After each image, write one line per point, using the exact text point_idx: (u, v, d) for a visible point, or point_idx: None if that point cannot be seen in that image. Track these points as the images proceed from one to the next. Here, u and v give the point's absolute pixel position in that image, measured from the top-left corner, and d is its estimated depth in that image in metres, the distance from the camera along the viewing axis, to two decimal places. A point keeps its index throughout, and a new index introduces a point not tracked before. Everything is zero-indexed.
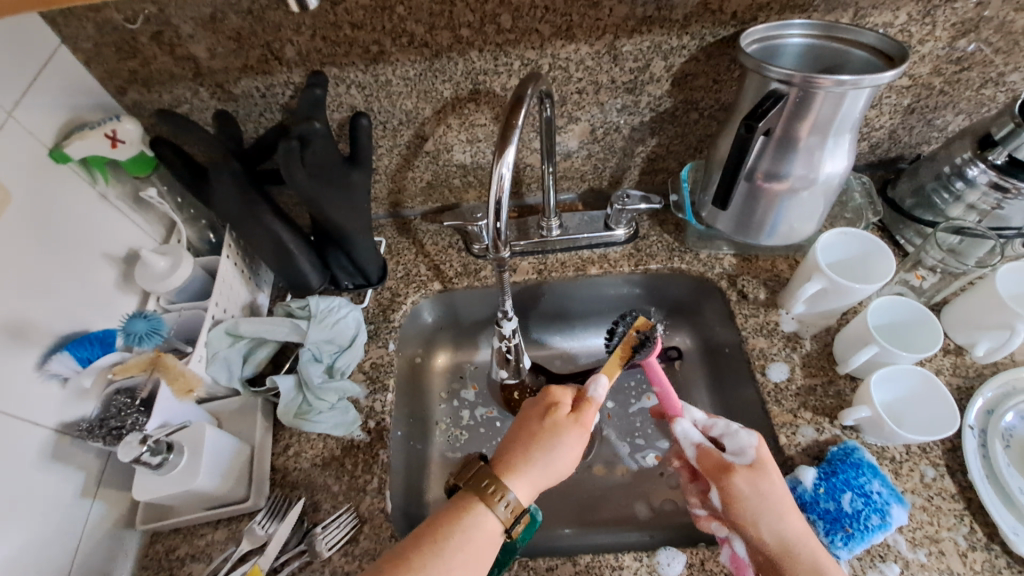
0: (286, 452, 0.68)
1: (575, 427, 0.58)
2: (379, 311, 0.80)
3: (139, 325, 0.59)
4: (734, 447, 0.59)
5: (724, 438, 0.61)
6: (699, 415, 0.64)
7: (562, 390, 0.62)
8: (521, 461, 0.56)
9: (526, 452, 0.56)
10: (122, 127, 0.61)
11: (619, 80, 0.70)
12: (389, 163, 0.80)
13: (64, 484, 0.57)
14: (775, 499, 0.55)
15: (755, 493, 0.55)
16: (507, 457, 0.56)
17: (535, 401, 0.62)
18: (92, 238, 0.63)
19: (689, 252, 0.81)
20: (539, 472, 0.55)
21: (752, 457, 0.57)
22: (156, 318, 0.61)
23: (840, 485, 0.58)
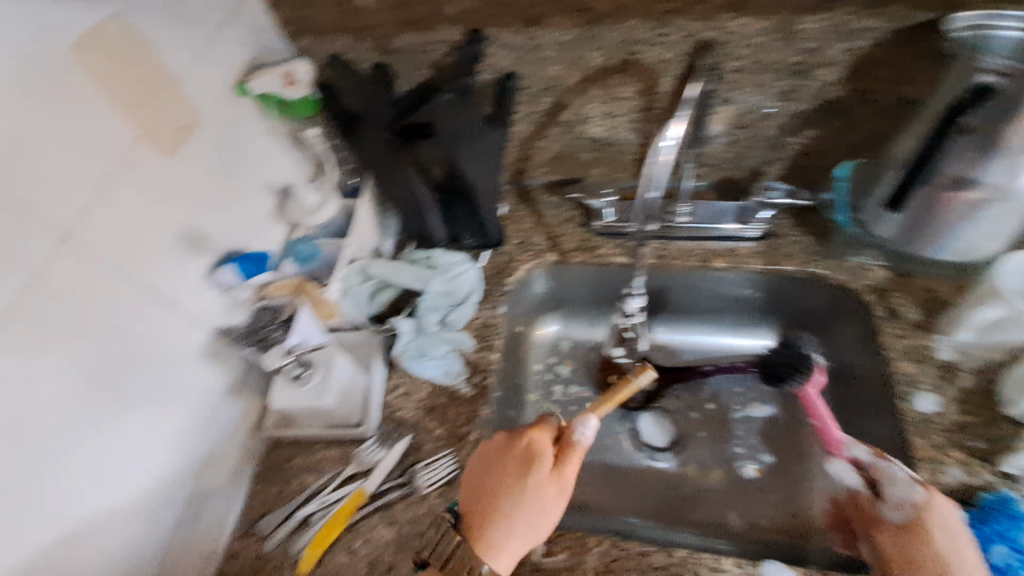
0: (396, 391, 0.72)
1: (546, 483, 0.55)
2: (493, 274, 0.81)
3: (304, 249, 0.69)
4: (893, 500, 0.55)
5: (884, 483, 0.57)
6: (863, 452, 0.62)
7: (541, 434, 0.58)
8: (478, 517, 0.54)
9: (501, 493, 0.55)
10: (298, 69, 0.67)
11: (785, 61, 0.65)
12: (523, 130, 0.80)
13: (212, 379, 0.64)
14: (935, 563, 0.50)
15: (903, 555, 0.52)
16: (485, 494, 0.56)
17: (500, 444, 0.58)
18: (257, 168, 0.69)
19: (832, 258, 0.74)
20: (520, 523, 0.53)
21: (910, 514, 0.53)
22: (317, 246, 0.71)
23: (992, 536, 0.52)
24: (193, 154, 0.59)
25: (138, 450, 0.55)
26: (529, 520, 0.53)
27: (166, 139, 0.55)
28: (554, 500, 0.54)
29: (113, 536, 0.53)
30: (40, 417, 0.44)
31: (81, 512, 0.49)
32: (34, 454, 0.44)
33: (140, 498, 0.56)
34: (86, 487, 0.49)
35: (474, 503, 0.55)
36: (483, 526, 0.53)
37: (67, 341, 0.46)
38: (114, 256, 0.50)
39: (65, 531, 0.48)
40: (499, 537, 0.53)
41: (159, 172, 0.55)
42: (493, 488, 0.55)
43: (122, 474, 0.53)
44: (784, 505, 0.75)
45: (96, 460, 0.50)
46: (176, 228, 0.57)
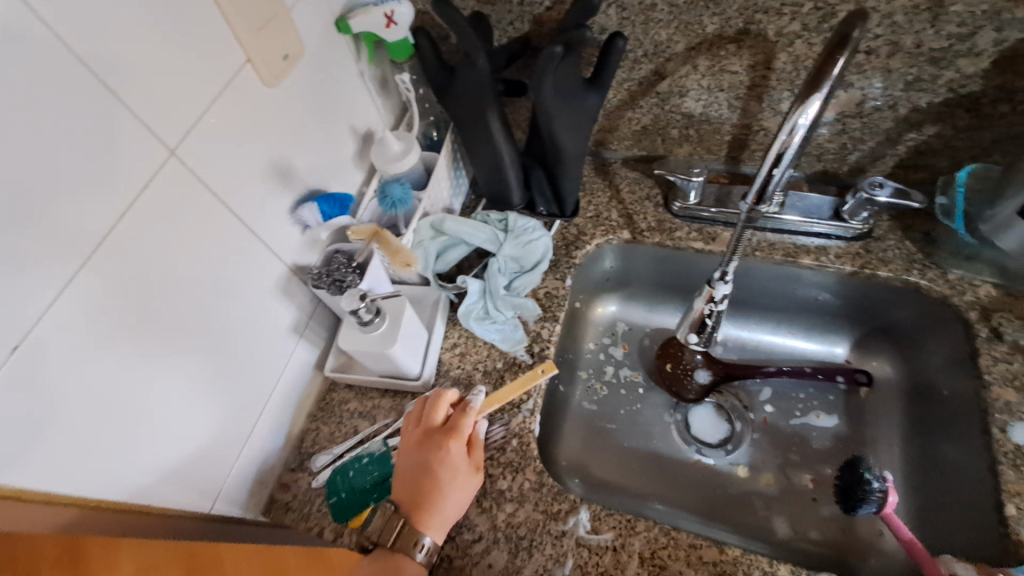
0: (454, 349, 0.71)
1: (465, 466, 0.56)
2: (563, 244, 0.79)
3: (395, 189, 0.65)
4: None
5: None
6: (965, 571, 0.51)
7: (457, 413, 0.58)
8: (427, 501, 0.53)
9: (422, 478, 0.54)
10: (400, 9, 0.63)
11: (926, 45, 0.58)
12: (614, 97, 0.77)
13: (283, 316, 0.64)
14: None
15: None
16: (401, 489, 0.54)
17: (431, 419, 0.58)
18: (346, 109, 0.68)
19: (934, 269, 0.68)
20: (450, 499, 0.53)
21: None
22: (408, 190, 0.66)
23: None
24: (291, 87, 0.58)
25: (213, 379, 0.55)
26: (467, 487, 0.55)
27: (272, 68, 0.54)
28: (461, 469, 0.55)
29: (187, 461, 0.53)
30: (129, 328, 0.45)
31: (159, 431, 0.50)
32: (123, 360, 0.45)
33: (218, 421, 0.56)
34: (164, 407, 0.50)
35: (412, 491, 0.53)
36: (450, 503, 0.53)
37: (161, 256, 0.47)
38: (211, 179, 0.50)
39: (144, 447, 0.48)
40: (438, 513, 0.52)
41: (260, 101, 0.54)
42: (435, 469, 0.54)
43: (198, 402, 0.53)
44: (837, 520, 0.72)
45: (173, 383, 0.50)
46: (268, 159, 0.57)
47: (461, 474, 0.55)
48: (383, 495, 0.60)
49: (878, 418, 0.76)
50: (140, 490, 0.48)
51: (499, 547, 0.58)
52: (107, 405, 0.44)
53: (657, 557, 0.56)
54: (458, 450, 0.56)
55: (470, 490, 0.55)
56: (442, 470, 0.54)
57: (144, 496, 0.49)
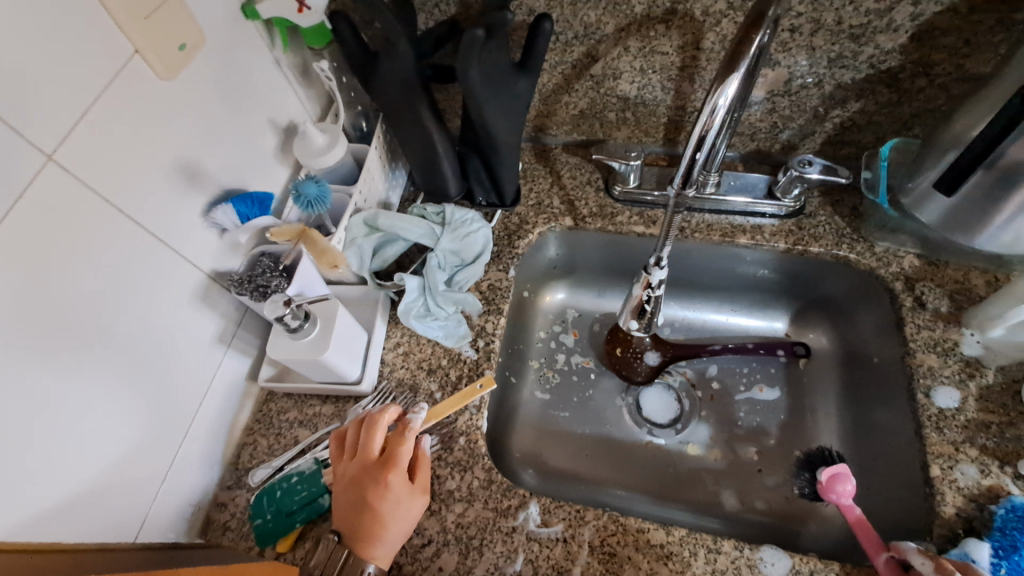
0: (397, 349, 0.69)
1: (410, 492, 0.55)
2: (505, 234, 0.77)
3: (310, 188, 0.60)
4: None
5: None
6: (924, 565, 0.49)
7: (398, 438, 0.57)
8: (371, 535, 0.53)
9: (364, 512, 0.53)
10: None
11: (846, 22, 0.59)
12: (549, 81, 0.75)
13: (207, 325, 0.60)
14: None
15: None
16: (344, 522, 0.54)
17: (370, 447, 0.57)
18: (262, 101, 0.64)
19: (862, 242, 0.70)
20: (394, 527, 0.53)
21: None
22: (325, 186, 0.61)
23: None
24: (192, 80, 0.53)
25: (125, 402, 0.51)
26: (411, 511, 0.55)
27: (166, 59, 0.49)
28: (403, 494, 0.55)
29: (100, 492, 0.49)
30: (14, 355, 0.41)
31: (76, 448, 0.47)
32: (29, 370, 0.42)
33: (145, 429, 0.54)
34: (80, 422, 0.47)
35: (355, 526, 0.53)
36: (394, 531, 0.53)
37: (48, 273, 0.43)
38: (102, 186, 0.46)
39: (61, 466, 0.45)
40: (383, 543, 0.53)
41: (154, 96, 0.49)
42: (377, 501, 0.53)
43: (107, 429, 0.50)
44: (781, 489, 0.74)
45: (83, 402, 0.47)
46: (170, 160, 0.52)
47: (404, 500, 0.55)
48: (309, 517, 0.59)
49: (816, 388, 0.79)
50: (61, 506, 0.46)
51: (449, 549, 0.57)
52: (14, 426, 0.41)
53: (606, 545, 0.56)
54: (399, 477, 0.55)
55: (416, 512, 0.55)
56: (383, 500, 0.53)
57: (64, 520, 0.46)
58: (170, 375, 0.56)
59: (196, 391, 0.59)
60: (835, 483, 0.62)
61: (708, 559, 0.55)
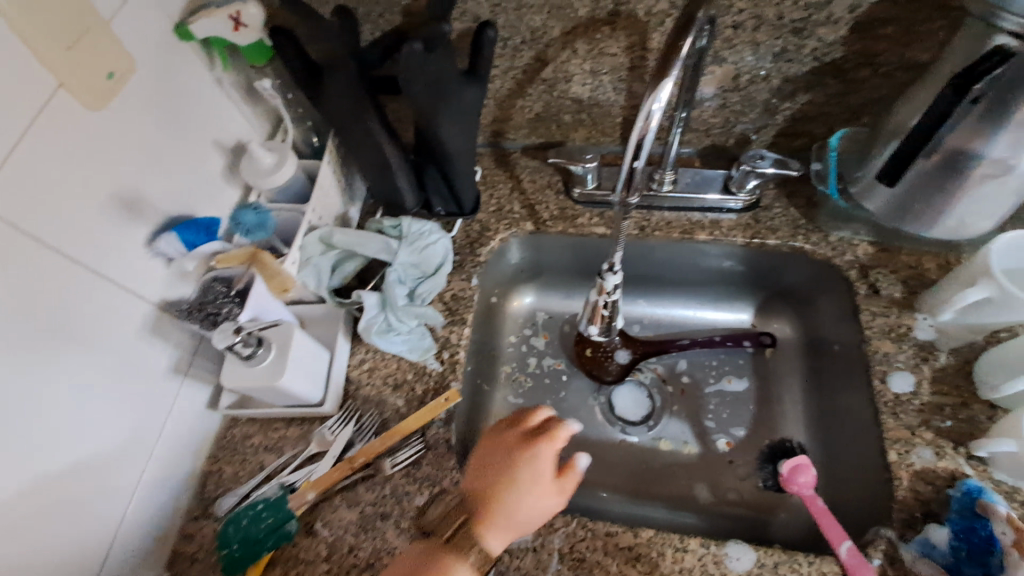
0: (361, 366, 0.68)
1: (534, 471, 0.49)
2: (466, 243, 0.76)
3: (248, 216, 0.59)
4: None
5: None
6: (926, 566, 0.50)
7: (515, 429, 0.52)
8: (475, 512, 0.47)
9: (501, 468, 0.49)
10: (247, 9, 0.58)
11: (787, 17, 0.59)
12: (501, 86, 0.74)
13: (159, 356, 0.59)
14: None
15: None
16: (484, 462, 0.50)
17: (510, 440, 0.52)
18: (205, 122, 0.62)
19: (817, 232, 0.71)
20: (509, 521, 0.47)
21: None
22: (265, 211, 0.61)
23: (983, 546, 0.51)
24: (126, 108, 0.52)
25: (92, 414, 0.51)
26: (528, 507, 0.48)
27: (93, 90, 0.48)
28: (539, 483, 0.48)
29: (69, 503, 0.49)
30: None
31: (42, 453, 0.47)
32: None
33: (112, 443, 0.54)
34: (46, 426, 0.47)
35: (483, 478, 0.49)
36: (508, 524, 0.47)
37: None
38: (39, 216, 0.45)
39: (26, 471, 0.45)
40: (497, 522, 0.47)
41: (85, 128, 0.48)
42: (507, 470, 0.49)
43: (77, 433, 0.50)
44: (753, 479, 0.75)
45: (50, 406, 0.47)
46: (108, 192, 0.51)
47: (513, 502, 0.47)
48: (278, 542, 0.57)
49: (783, 377, 0.80)
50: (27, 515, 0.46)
51: None
52: None
53: (576, 551, 0.56)
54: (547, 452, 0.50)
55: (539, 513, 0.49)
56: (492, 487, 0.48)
57: (31, 528, 0.46)
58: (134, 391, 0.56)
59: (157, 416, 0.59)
60: (796, 474, 0.62)
61: (675, 557, 0.56)
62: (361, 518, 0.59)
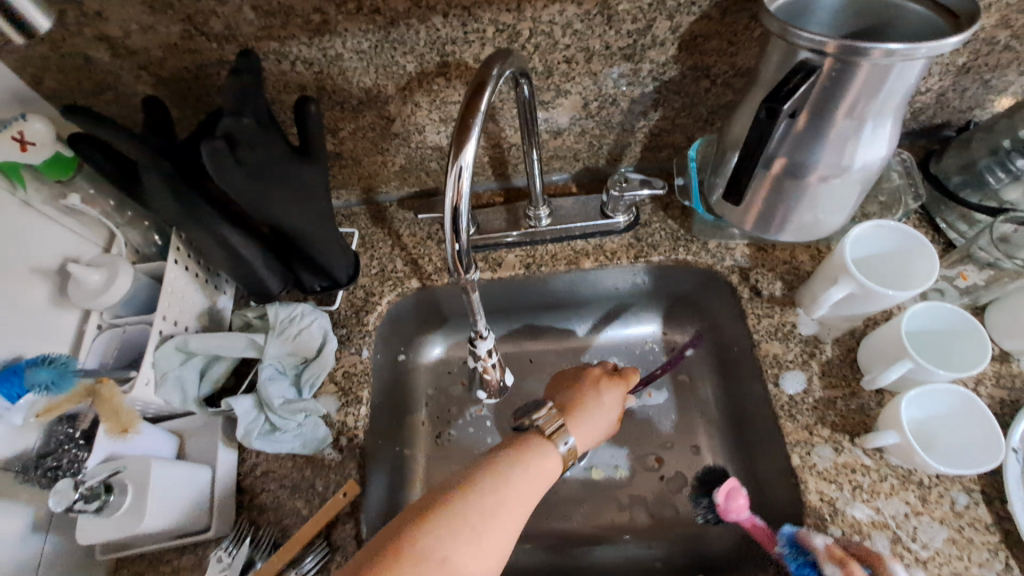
0: (253, 472, 0.63)
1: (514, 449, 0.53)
2: (352, 313, 0.73)
3: (41, 374, 0.50)
4: None
5: None
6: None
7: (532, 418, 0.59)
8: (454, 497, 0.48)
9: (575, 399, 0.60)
10: (31, 126, 0.52)
11: (614, 45, 0.58)
12: (355, 146, 0.70)
13: (7, 520, 0.53)
14: None
15: None
16: (484, 462, 0.51)
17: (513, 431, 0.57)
18: (15, 251, 0.55)
19: (696, 242, 0.71)
20: (591, 427, 0.59)
21: None
22: (60, 362, 0.52)
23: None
24: None
25: None
26: (556, 458, 0.54)
27: None
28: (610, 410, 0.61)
29: None
30: None
31: None
32: None
33: None
34: None
35: (490, 467, 0.50)
36: (510, 504, 0.48)
37: None
38: None
39: None
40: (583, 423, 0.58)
41: None
42: (533, 443, 0.54)
43: None
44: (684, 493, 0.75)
45: None
46: None
47: (546, 446, 0.54)
48: None
49: (697, 383, 0.80)
50: None
51: None
52: None
53: None
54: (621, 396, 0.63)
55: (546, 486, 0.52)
56: (527, 445, 0.53)
57: None
58: None
59: None
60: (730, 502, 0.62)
61: None
62: None
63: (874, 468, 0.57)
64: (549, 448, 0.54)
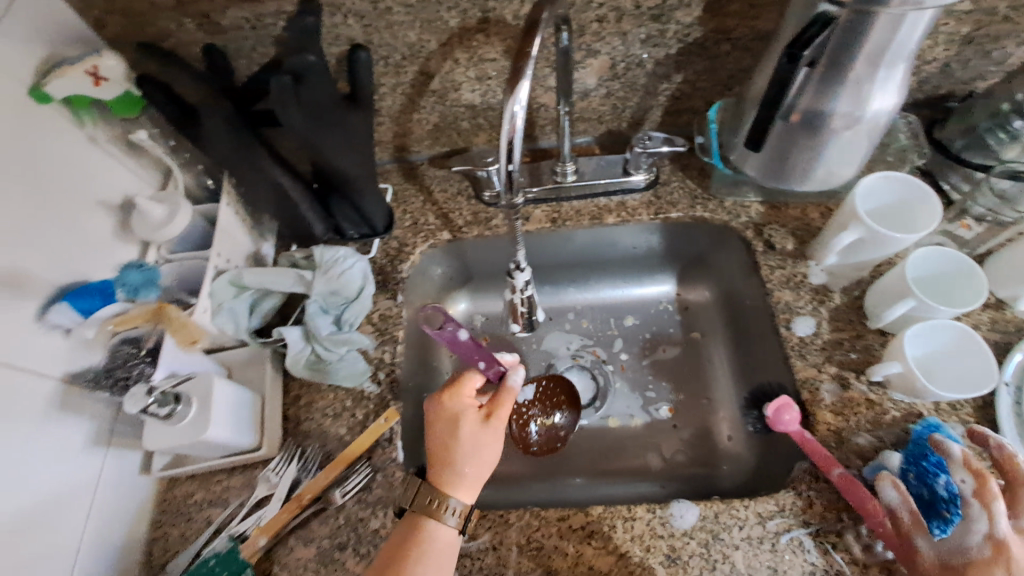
0: (297, 402, 0.68)
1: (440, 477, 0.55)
2: (386, 261, 0.77)
3: (133, 275, 0.57)
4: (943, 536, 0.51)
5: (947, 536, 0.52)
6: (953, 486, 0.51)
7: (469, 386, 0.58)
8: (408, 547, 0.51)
9: (448, 448, 0.55)
10: (104, 62, 0.56)
11: (644, 5, 0.63)
12: (393, 103, 0.74)
13: (74, 433, 0.56)
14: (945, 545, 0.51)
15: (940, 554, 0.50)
16: (393, 537, 0.52)
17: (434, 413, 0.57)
18: (82, 183, 0.60)
19: (713, 200, 0.76)
20: (475, 480, 0.54)
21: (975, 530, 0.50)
22: (150, 268, 0.59)
23: (933, 469, 0.53)
24: None
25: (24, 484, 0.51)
26: (448, 534, 0.52)
27: None
28: (494, 442, 0.55)
29: None
30: None
31: None
32: None
33: (44, 523, 0.52)
34: None
35: (401, 544, 0.51)
36: (432, 557, 0.50)
37: None
38: None
39: None
40: (464, 481, 0.54)
41: None
42: (421, 520, 0.52)
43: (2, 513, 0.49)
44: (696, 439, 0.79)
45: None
46: None
47: (433, 523, 0.52)
48: None
49: (709, 338, 0.84)
50: None
51: None
52: None
53: (533, 541, 0.58)
54: (503, 414, 0.56)
55: (453, 541, 0.52)
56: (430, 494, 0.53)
57: None
58: (60, 466, 0.55)
59: (85, 489, 0.57)
60: (780, 414, 0.61)
61: (625, 527, 0.58)
62: (318, 552, 0.59)
63: (878, 402, 0.61)
64: (437, 521, 0.52)
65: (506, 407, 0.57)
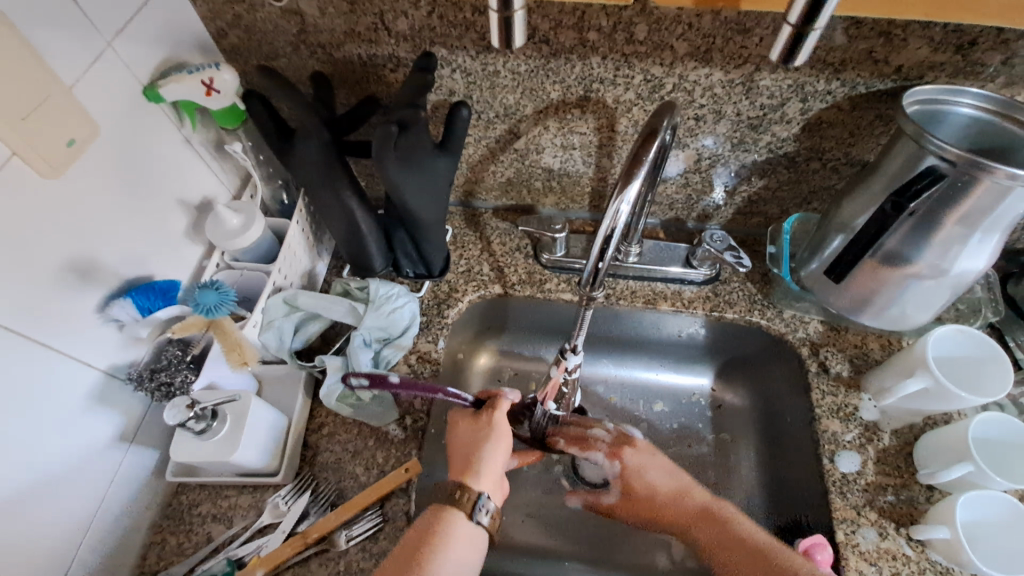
0: (320, 430, 0.67)
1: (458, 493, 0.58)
2: (434, 304, 0.77)
3: (209, 295, 0.57)
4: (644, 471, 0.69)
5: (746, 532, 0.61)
6: None
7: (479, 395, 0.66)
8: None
9: (469, 458, 0.60)
10: (220, 76, 0.58)
11: (744, 114, 0.63)
12: (474, 153, 0.75)
13: (104, 426, 0.56)
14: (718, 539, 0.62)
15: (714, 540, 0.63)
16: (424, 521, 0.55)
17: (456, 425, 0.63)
18: (169, 181, 0.61)
19: (772, 308, 0.75)
20: (494, 466, 0.59)
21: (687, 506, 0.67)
22: (227, 290, 0.58)
23: None
24: (82, 173, 0.50)
25: (46, 471, 0.50)
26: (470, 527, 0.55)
27: (51, 159, 0.46)
28: (501, 440, 0.61)
29: None
30: None
31: None
32: None
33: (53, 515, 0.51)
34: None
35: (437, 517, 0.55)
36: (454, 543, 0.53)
37: None
38: None
39: None
40: (481, 473, 0.58)
41: (35, 198, 0.46)
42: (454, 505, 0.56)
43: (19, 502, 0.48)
44: None
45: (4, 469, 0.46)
46: (61, 261, 0.49)
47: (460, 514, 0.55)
48: None
49: (739, 443, 0.80)
50: None
51: None
52: None
53: None
54: (499, 421, 0.62)
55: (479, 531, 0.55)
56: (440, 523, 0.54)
57: None
58: (83, 456, 0.54)
59: (100, 483, 0.56)
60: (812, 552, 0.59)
61: None
62: None
63: (915, 560, 0.58)
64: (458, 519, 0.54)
65: (501, 415, 0.62)
